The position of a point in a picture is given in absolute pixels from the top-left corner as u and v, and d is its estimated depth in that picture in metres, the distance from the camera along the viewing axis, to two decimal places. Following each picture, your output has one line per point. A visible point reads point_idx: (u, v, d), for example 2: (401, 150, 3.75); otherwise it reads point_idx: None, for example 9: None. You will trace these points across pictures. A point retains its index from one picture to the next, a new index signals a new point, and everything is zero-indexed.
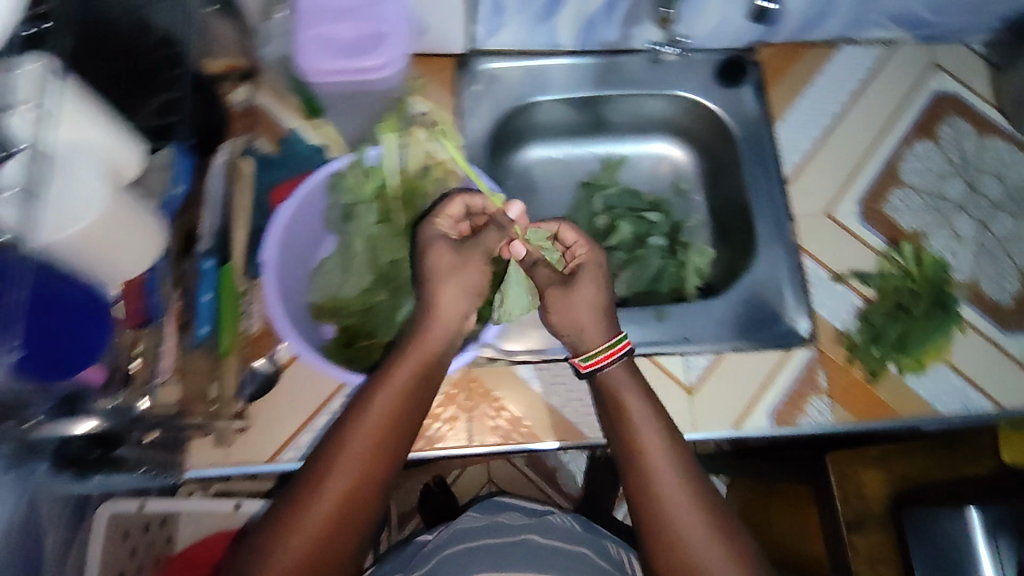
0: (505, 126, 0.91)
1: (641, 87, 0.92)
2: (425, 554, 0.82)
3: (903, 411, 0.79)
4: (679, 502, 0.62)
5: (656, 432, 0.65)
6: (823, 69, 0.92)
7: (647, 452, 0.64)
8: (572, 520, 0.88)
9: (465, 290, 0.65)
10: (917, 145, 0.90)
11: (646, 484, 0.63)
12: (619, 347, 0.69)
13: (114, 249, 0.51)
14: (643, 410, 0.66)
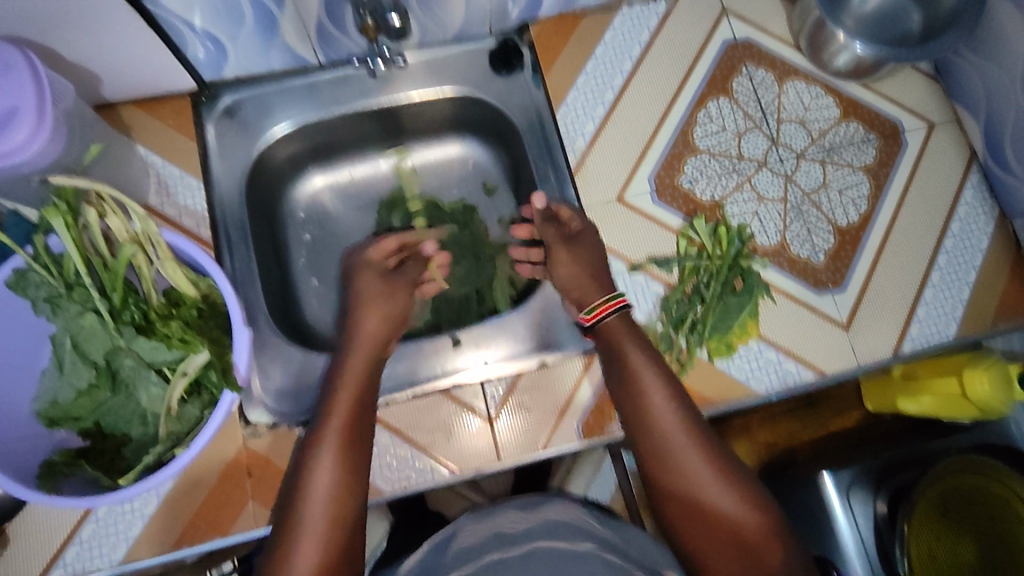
0: (272, 161, 0.83)
1: (409, 91, 0.84)
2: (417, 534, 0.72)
3: (716, 398, 0.74)
4: (677, 434, 0.63)
5: (644, 364, 0.67)
6: (602, 38, 0.86)
7: (640, 388, 0.66)
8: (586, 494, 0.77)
9: (379, 316, 0.71)
10: (709, 105, 0.84)
11: (640, 418, 0.65)
12: (615, 303, 0.71)
13: None
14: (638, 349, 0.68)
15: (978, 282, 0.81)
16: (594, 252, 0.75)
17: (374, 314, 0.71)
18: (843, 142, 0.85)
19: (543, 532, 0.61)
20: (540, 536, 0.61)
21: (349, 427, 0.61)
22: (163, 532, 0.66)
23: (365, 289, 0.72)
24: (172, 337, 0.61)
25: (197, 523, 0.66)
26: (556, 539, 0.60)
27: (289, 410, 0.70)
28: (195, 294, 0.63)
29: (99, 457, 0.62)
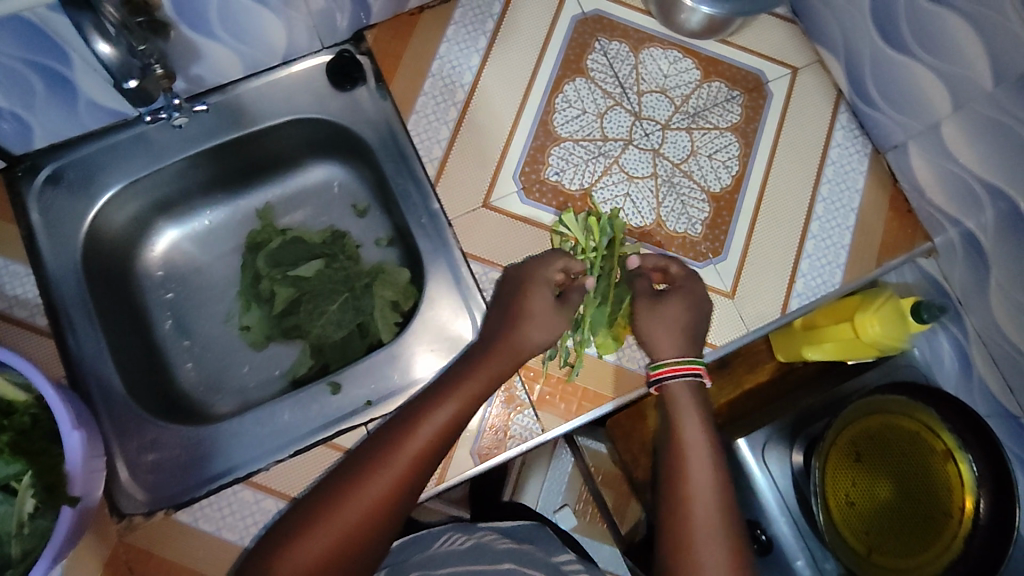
0: (115, 224, 0.78)
1: (233, 130, 0.78)
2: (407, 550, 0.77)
3: (612, 391, 0.73)
4: (703, 517, 0.61)
5: (700, 443, 0.66)
6: (444, 36, 0.81)
7: (687, 462, 0.65)
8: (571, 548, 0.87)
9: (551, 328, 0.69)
10: (565, 88, 0.81)
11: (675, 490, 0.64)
12: (686, 366, 0.69)
13: None
14: (700, 424, 0.67)
15: (859, 226, 0.80)
16: (684, 312, 0.71)
17: (524, 333, 0.67)
18: (706, 104, 0.82)
19: (511, 557, 0.75)
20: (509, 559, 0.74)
21: (427, 451, 0.59)
22: None
23: (535, 309, 0.68)
24: (4, 452, 0.58)
25: None
26: (521, 564, 0.73)
27: (165, 495, 0.67)
28: (21, 403, 0.60)
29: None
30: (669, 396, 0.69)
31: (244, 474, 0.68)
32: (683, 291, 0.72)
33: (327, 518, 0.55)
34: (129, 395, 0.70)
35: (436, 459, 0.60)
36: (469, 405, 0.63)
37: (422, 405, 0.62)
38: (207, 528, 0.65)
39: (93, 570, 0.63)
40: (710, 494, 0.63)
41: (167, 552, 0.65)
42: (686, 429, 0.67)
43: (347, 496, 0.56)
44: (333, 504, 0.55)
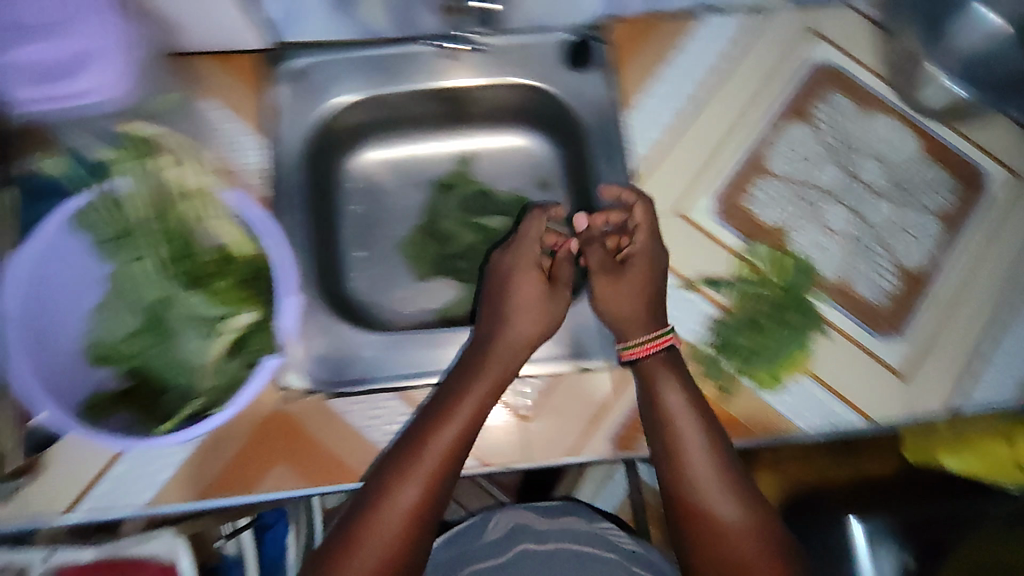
0: (335, 126, 0.83)
1: (473, 76, 0.83)
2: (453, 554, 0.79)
3: (758, 431, 0.72)
4: (708, 484, 0.66)
5: (687, 416, 0.67)
6: (681, 45, 0.82)
7: (677, 441, 0.66)
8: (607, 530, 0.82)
9: (529, 314, 0.70)
10: (786, 127, 0.81)
11: (671, 468, 0.67)
12: (664, 340, 0.69)
13: None
14: (681, 402, 0.67)
15: None
16: (645, 279, 0.72)
17: (518, 328, 0.70)
18: (918, 182, 0.81)
19: (558, 537, 0.78)
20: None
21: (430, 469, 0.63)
22: (193, 480, 0.67)
23: (521, 301, 0.71)
24: (222, 293, 0.64)
25: (225, 478, 0.67)
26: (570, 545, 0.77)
27: (326, 380, 0.71)
28: (239, 256, 0.65)
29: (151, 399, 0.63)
30: (646, 372, 0.69)
31: (399, 384, 0.71)
32: (637, 260, 0.73)
33: (370, 526, 0.61)
34: (309, 282, 0.75)
35: (456, 454, 0.64)
36: (470, 417, 0.65)
37: (420, 423, 0.65)
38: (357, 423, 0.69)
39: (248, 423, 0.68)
40: (710, 465, 0.66)
41: (317, 434, 0.68)
42: (670, 410, 0.67)
43: (377, 512, 0.61)
44: (370, 523, 0.61)
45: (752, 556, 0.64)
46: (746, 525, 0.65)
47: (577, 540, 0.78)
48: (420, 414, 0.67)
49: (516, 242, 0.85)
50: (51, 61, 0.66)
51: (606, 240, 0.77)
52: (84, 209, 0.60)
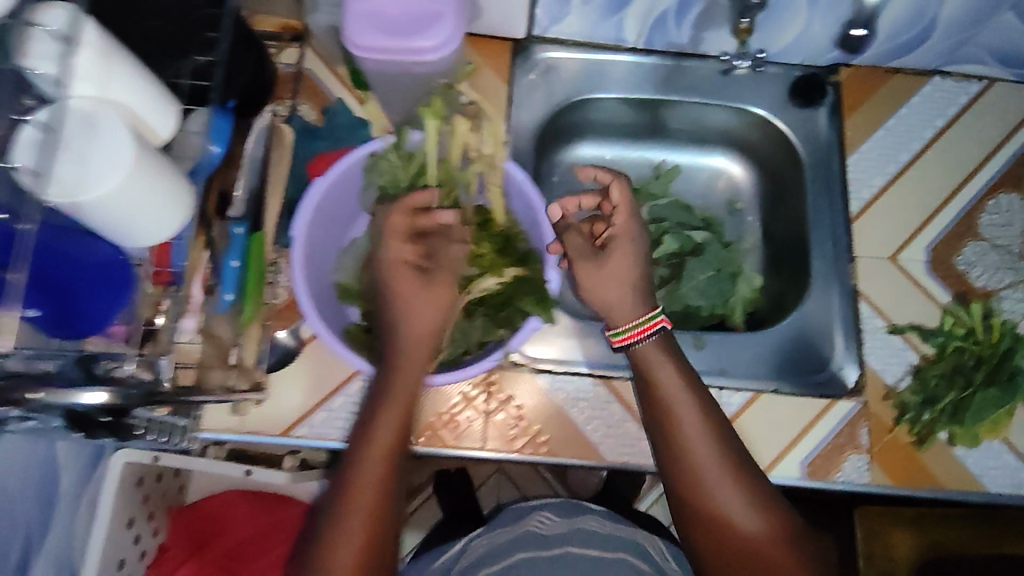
0: (560, 120, 0.87)
1: (703, 97, 0.86)
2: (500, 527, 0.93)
3: (946, 482, 0.74)
4: (725, 479, 0.61)
5: (686, 404, 0.63)
6: (907, 101, 0.84)
7: (678, 429, 0.62)
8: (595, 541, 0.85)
9: (427, 301, 0.60)
10: (1001, 196, 0.82)
11: (677, 457, 0.62)
12: (654, 324, 0.65)
13: (133, 211, 0.46)
14: (677, 384, 0.63)
15: None
16: (625, 263, 0.67)
17: (422, 320, 0.60)
18: None
19: (572, 540, 0.84)
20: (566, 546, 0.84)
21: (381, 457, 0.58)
22: (408, 425, 0.72)
23: (426, 299, 0.60)
24: (483, 257, 0.67)
25: (437, 428, 0.72)
26: (583, 547, 0.83)
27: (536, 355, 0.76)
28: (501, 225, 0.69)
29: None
30: (639, 358, 0.65)
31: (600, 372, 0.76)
32: (618, 243, 0.68)
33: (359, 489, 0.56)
34: None
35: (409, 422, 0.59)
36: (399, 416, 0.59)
37: (383, 367, 0.61)
38: (562, 401, 0.74)
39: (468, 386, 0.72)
40: (723, 458, 0.61)
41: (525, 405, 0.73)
42: (667, 391, 0.63)
43: (364, 473, 0.57)
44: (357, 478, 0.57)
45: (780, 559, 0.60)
46: (771, 531, 0.60)
47: (593, 544, 0.84)
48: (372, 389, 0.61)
49: (718, 258, 0.84)
50: (396, 15, 0.59)
51: (585, 225, 0.73)
52: (373, 154, 0.65)
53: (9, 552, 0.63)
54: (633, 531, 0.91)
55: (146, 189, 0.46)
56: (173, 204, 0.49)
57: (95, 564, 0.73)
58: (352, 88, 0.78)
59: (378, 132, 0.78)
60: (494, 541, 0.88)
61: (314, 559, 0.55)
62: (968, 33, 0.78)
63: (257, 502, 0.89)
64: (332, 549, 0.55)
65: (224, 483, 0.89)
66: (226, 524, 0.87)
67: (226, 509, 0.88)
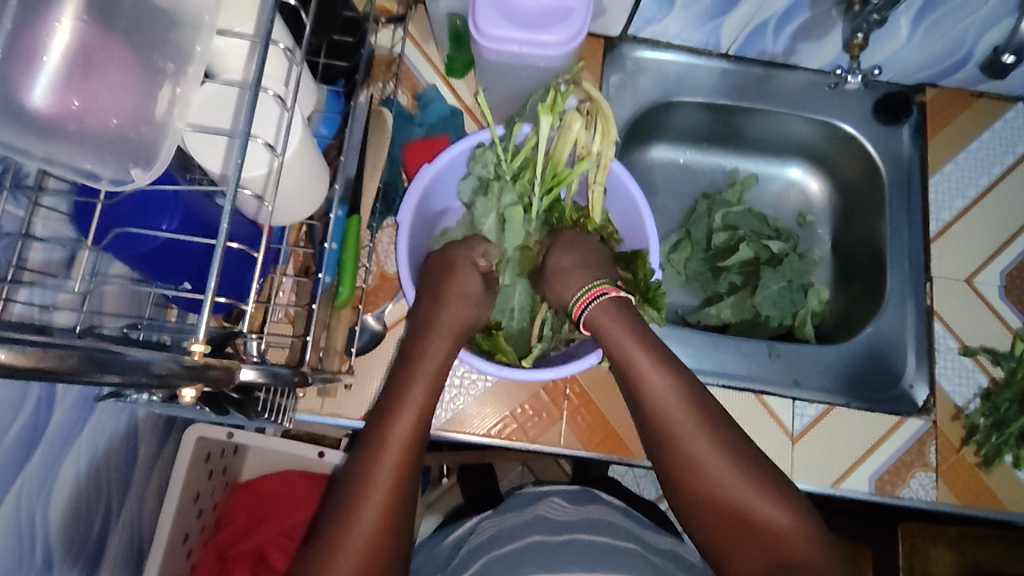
0: (645, 120, 0.87)
1: (788, 107, 0.86)
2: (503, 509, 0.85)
3: (1009, 505, 0.74)
4: (707, 449, 0.56)
5: (654, 368, 0.58)
6: (990, 125, 0.85)
7: (653, 398, 0.58)
8: (620, 519, 0.82)
9: (469, 300, 0.62)
10: None
11: (656, 429, 0.58)
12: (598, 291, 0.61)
13: (292, 193, 0.48)
14: (643, 345, 0.59)
15: None
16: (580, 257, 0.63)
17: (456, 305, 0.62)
18: None
19: (585, 527, 0.76)
20: (582, 529, 0.76)
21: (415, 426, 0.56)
22: (487, 418, 0.72)
23: (455, 290, 0.62)
24: None
25: (515, 422, 0.73)
26: (596, 534, 0.75)
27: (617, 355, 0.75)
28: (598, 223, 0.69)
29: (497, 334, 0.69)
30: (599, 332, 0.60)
31: None
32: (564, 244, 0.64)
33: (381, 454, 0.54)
34: None
35: (434, 392, 0.59)
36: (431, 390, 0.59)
37: (410, 342, 0.62)
38: None
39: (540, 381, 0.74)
40: (707, 429, 0.57)
41: (602, 405, 0.74)
42: (637, 356, 0.58)
43: (382, 435, 0.55)
44: (381, 438, 0.55)
45: (798, 551, 0.53)
46: (759, 497, 0.54)
47: (605, 532, 0.76)
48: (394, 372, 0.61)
49: (794, 268, 0.85)
50: (531, 8, 0.60)
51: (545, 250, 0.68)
52: (483, 145, 0.67)
53: (94, 525, 0.61)
54: (648, 531, 0.83)
55: (306, 172, 0.48)
56: (316, 187, 0.50)
57: (167, 537, 0.71)
58: (448, 77, 0.78)
59: (471, 125, 0.78)
60: (505, 525, 0.79)
61: (328, 532, 0.52)
62: None
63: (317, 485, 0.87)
64: (353, 513, 0.52)
65: (278, 462, 0.89)
66: (286, 505, 0.85)
67: (288, 489, 0.86)
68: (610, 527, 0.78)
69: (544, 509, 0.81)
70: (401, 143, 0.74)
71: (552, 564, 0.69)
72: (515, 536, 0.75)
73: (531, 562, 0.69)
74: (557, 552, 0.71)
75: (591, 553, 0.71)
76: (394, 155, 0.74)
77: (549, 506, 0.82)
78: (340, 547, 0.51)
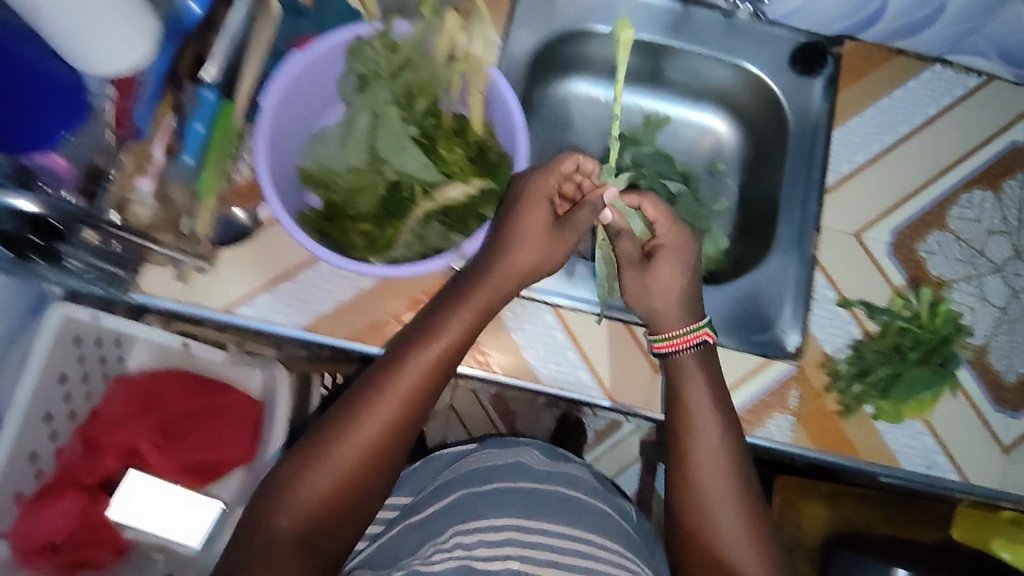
0: (559, 48, 0.85)
1: (706, 48, 0.85)
2: (488, 444, 0.79)
3: (864, 453, 0.76)
4: (719, 488, 0.65)
5: (708, 415, 0.68)
6: (904, 83, 0.84)
7: (693, 435, 0.68)
8: (590, 475, 0.79)
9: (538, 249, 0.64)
10: (975, 192, 0.83)
11: (681, 458, 0.67)
12: (694, 337, 0.71)
13: (97, 28, 0.53)
14: (706, 394, 0.69)
15: None
16: (677, 269, 0.73)
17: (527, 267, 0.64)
18: None
19: (563, 480, 0.74)
20: (560, 483, 0.73)
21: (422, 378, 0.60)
22: (345, 321, 0.72)
23: (527, 230, 0.64)
24: (449, 163, 0.67)
25: (374, 328, 0.72)
26: (572, 489, 0.73)
27: None
28: (480, 135, 0.68)
29: (356, 231, 0.68)
30: (676, 364, 0.71)
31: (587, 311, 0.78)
32: (665, 254, 0.73)
33: (368, 414, 0.58)
34: None
35: (446, 365, 0.61)
36: (450, 343, 0.61)
37: (437, 306, 0.64)
38: (511, 322, 0.77)
39: (414, 289, 0.72)
40: (723, 471, 0.66)
41: None
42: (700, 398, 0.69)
43: (374, 401, 0.58)
44: (373, 399, 0.58)
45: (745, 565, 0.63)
46: (738, 521, 0.65)
47: (581, 489, 0.74)
48: (423, 316, 0.64)
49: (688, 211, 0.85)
50: None
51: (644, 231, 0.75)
52: (359, 39, 0.63)
53: None
54: (612, 490, 0.80)
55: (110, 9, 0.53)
56: (127, 32, 0.56)
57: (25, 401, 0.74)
58: None
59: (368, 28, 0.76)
60: (481, 463, 0.74)
61: (315, 441, 0.58)
62: (977, 22, 0.78)
63: (193, 386, 0.89)
64: (323, 455, 0.57)
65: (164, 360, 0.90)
66: (161, 401, 0.87)
67: (168, 387, 0.88)
68: (583, 483, 0.76)
69: (524, 457, 0.76)
70: (290, 38, 0.73)
71: (530, 510, 0.68)
72: (493, 478, 0.72)
73: (510, 505, 0.68)
74: (535, 503, 0.69)
75: (570, 506, 0.71)
76: (280, 49, 0.72)
77: (530, 455, 0.77)
78: (303, 482, 0.56)
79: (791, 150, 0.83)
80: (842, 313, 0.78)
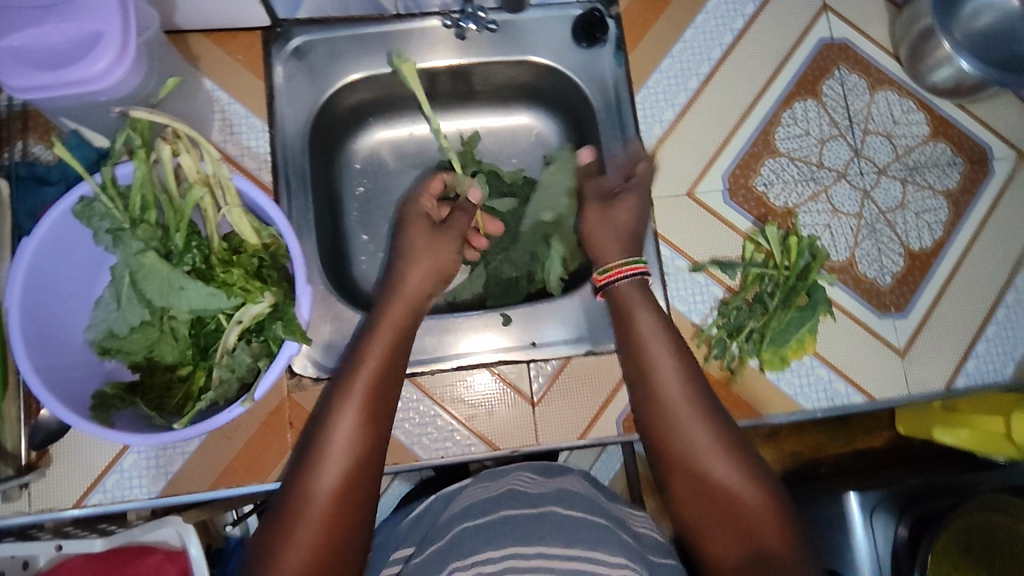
0: (337, 107, 0.80)
1: (488, 52, 0.79)
2: (461, 492, 0.69)
3: (765, 410, 0.74)
4: (690, 419, 0.62)
5: (659, 342, 0.66)
6: (692, 20, 0.80)
7: (650, 367, 0.65)
8: (589, 486, 0.69)
9: (433, 262, 0.69)
10: (795, 106, 0.80)
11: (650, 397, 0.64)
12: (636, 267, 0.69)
13: None
14: (659, 347, 0.65)
15: None
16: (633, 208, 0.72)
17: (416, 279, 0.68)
18: (927, 162, 0.81)
19: (559, 499, 0.62)
20: (553, 502, 0.62)
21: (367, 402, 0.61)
22: (204, 471, 0.68)
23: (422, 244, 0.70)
24: (233, 284, 0.61)
25: (235, 467, 0.68)
26: (569, 506, 0.61)
27: None
28: (257, 244, 0.64)
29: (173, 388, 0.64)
30: (621, 300, 0.69)
31: (453, 365, 0.74)
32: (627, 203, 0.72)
33: (319, 470, 0.57)
34: (317, 275, 0.74)
35: (383, 377, 0.62)
36: (381, 356, 0.63)
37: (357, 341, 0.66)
38: None
39: (266, 410, 0.70)
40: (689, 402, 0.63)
41: None
42: (629, 357, 0.66)
43: (321, 454, 0.58)
44: (315, 460, 0.58)
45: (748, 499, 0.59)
46: (712, 446, 0.61)
47: (578, 503, 0.62)
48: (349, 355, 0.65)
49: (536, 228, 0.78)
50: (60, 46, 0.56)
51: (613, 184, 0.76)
52: (83, 199, 0.59)
53: None
54: (619, 507, 0.68)
55: None
56: None
57: None
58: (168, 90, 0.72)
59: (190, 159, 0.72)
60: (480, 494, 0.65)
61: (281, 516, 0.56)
62: None
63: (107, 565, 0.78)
64: (288, 526, 0.55)
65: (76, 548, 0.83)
66: None
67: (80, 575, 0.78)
68: (590, 503, 0.63)
69: (517, 483, 0.66)
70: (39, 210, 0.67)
71: (529, 535, 0.56)
72: (486, 510, 0.61)
73: (509, 533, 0.56)
74: (529, 526, 0.57)
75: (587, 529, 0.57)
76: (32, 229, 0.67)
77: (523, 481, 0.67)
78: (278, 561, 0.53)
79: (602, 129, 0.79)
80: (704, 282, 0.75)
